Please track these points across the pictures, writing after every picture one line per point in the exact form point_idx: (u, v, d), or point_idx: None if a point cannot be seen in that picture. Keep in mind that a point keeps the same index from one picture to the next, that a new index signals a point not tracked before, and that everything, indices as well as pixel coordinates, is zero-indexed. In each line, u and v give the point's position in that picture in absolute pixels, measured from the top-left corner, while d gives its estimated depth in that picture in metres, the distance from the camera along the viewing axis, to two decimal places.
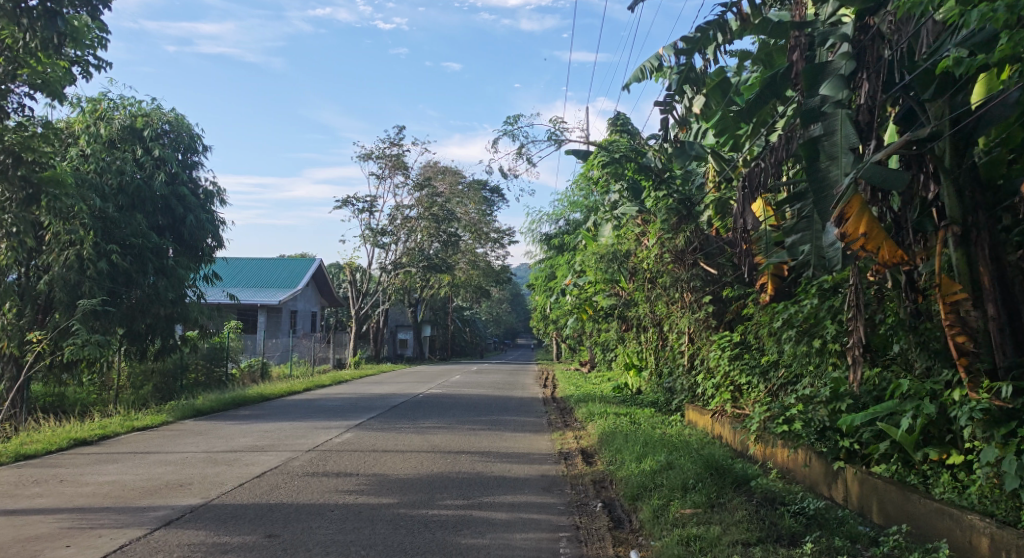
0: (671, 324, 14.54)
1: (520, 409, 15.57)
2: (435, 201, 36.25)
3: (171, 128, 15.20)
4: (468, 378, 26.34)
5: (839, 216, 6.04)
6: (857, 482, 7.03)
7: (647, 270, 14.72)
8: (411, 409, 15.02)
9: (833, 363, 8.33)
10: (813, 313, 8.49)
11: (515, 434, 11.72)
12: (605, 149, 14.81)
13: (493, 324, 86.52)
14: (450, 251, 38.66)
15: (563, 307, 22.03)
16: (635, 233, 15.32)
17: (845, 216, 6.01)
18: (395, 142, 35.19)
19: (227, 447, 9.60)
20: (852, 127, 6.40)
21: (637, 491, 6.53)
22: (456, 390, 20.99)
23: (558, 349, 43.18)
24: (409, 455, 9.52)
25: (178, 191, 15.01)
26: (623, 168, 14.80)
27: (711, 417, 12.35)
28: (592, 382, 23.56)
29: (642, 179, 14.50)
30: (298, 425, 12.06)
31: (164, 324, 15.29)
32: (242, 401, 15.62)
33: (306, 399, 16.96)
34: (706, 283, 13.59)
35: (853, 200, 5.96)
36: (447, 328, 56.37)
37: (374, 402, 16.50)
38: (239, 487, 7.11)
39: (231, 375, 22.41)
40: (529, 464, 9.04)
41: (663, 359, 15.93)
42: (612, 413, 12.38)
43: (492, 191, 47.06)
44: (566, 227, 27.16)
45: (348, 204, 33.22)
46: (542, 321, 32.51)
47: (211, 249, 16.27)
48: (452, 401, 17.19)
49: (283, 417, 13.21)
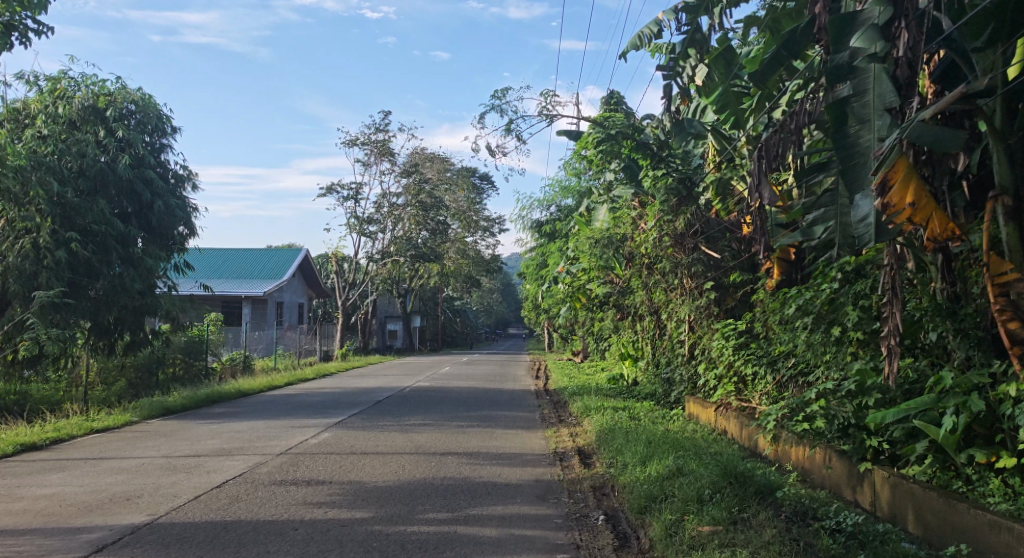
0: (670, 313, 13.77)
1: (511, 402, 14.79)
2: (423, 189, 35.49)
3: (137, 108, 14.31)
4: (458, 369, 25.56)
5: (881, 184, 5.37)
6: (887, 487, 6.26)
7: (644, 255, 13.93)
8: (396, 404, 14.23)
9: (857, 353, 7.55)
10: (834, 298, 7.77)
11: (506, 432, 10.93)
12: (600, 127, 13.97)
13: (484, 313, 85.77)
14: (438, 240, 37.83)
15: (556, 295, 21.25)
16: (631, 216, 14.56)
17: (888, 184, 5.34)
18: (381, 128, 34.31)
19: (191, 451, 8.79)
20: (887, 85, 5.72)
21: (644, 503, 5.77)
22: (444, 383, 20.19)
23: (551, 339, 42.42)
24: (391, 457, 8.72)
25: (145, 174, 14.09)
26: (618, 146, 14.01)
27: (714, 411, 11.59)
28: (586, 373, 22.81)
29: (639, 158, 13.73)
30: (274, 423, 11.24)
31: (132, 317, 14.39)
32: (218, 398, 14.78)
33: (286, 395, 16.14)
34: (708, 269, 12.80)
35: (898, 165, 5.32)
36: (438, 318, 55.53)
37: (357, 397, 15.69)
38: (193, 500, 6.32)
39: (211, 369, 21.54)
40: (521, 466, 8.27)
41: (660, 349, 15.16)
42: (609, 408, 11.61)
43: (481, 179, 46.24)
44: (557, 213, 26.39)
45: (333, 192, 32.29)
46: (534, 310, 31.74)
47: (183, 237, 15.39)
48: (440, 395, 16.37)
49: (259, 414, 12.40)
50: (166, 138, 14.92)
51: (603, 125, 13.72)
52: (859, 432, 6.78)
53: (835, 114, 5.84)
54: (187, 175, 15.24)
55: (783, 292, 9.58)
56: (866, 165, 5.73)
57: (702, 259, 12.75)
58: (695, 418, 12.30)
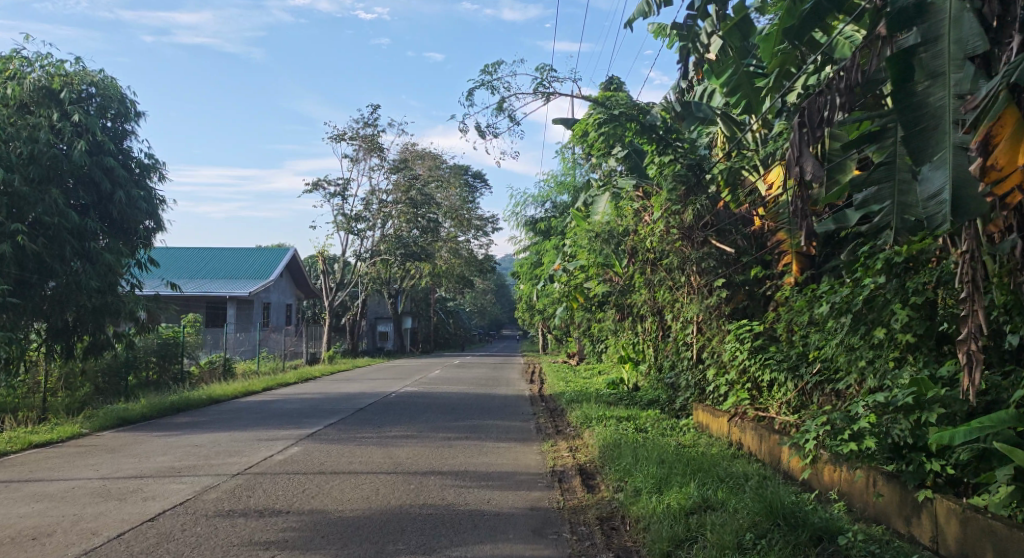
0: (676, 312, 12.69)
1: (504, 410, 13.67)
2: (413, 184, 34.16)
3: (97, 91, 13.21)
4: (448, 372, 24.44)
5: (986, 143, 4.49)
6: (953, 521, 5.17)
7: (649, 250, 12.81)
8: (379, 413, 13.08)
9: (910, 359, 6.48)
10: (877, 296, 6.72)
11: (497, 446, 9.82)
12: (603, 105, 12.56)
13: (478, 315, 84.67)
14: (429, 239, 36.72)
15: (551, 294, 20.12)
16: (634, 208, 13.42)
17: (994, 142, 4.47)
18: (370, 123, 33.24)
19: (135, 471, 7.64)
20: (967, 30, 4.78)
21: (668, 549, 4.72)
22: (434, 387, 19.06)
23: (545, 340, 41.36)
24: (364, 478, 7.59)
25: (103, 162, 12.93)
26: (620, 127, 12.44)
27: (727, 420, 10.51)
28: (582, 376, 21.72)
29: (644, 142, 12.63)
30: (239, 434, 10.11)
31: (92, 317, 13.23)
32: (186, 405, 13.61)
33: (261, 402, 14.96)
34: (721, 265, 11.72)
35: (1006, 118, 4.42)
36: (430, 320, 54.39)
37: (339, 404, 14.56)
38: (115, 539, 5.18)
39: (187, 373, 20.38)
40: (514, 490, 7.15)
41: (664, 352, 14.09)
42: (612, 417, 10.52)
43: (473, 177, 45.13)
44: (552, 210, 25.32)
45: (319, 188, 31.13)
46: (528, 311, 30.66)
47: (149, 231, 14.26)
48: (428, 402, 15.24)
49: (226, 424, 11.26)
50: (130, 123, 13.82)
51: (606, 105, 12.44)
52: (918, 453, 5.68)
53: (898, 69, 4.87)
54: (154, 166, 14.17)
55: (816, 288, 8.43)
56: (939, 128, 4.76)
57: (715, 255, 11.69)
58: (704, 428, 11.20)
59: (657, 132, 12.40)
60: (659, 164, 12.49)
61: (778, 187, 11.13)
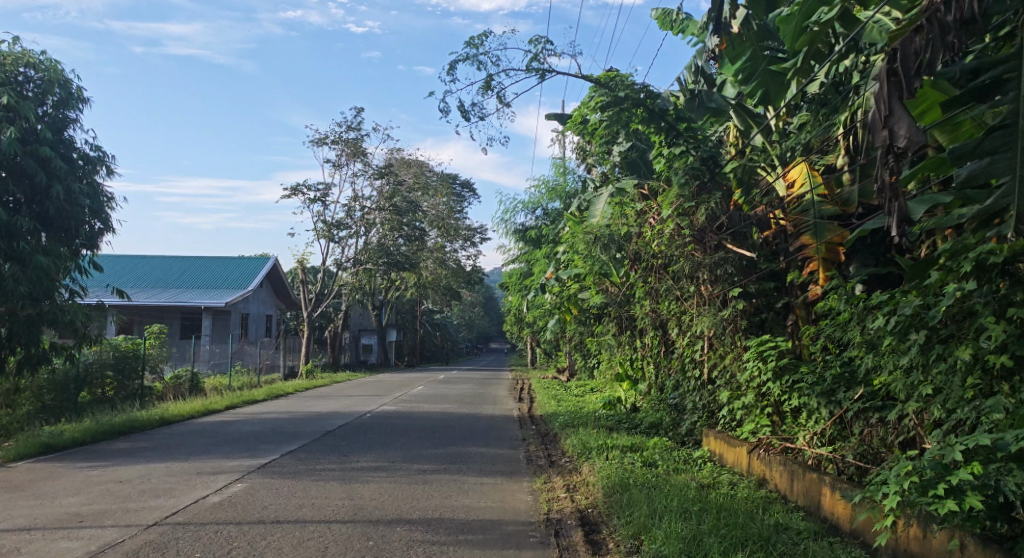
0: (683, 325, 11.29)
1: (490, 434, 12.20)
2: (397, 191, 32.63)
3: (36, 73, 11.78)
4: (431, 389, 22.93)
5: None
6: None
7: (654, 256, 11.45)
8: (348, 437, 11.59)
9: (1006, 388, 5.23)
10: (965, 312, 5.43)
11: (479, 481, 8.32)
12: (606, 85, 10.85)
13: (466, 328, 83.09)
14: (415, 248, 35.25)
15: (542, 306, 18.67)
16: (636, 209, 12.01)
17: None
18: (353, 127, 31.84)
19: (28, 519, 6.15)
20: None
21: None
22: (414, 407, 17.54)
23: (535, 354, 39.81)
24: (313, 529, 6.06)
25: (37, 152, 11.48)
26: (625, 113, 10.84)
27: (743, 453, 9.09)
28: (573, 394, 20.26)
29: (650, 131, 11.12)
30: (176, 467, 8.61)
31: (25, 328, 11.79)
32: (130, 427, 12.11)
33: (219, 423, 13.42)
34: (737, 272, 10.33)
35: None
36: (416, 332, 52.85)
37: (305, 426, 13.06)
38: None
39: (146, 390, 18.83)
40: (501, 549, 5.65)
41: (666, 369, 12.73)
42: (614, 448, 9.11)
43: (461, 186, 43.71)
44: (543, 217, 23.91)
45: (299, 193, 29.55)
46: (517, 324, 29.22)
47: (95, 231, 12.81)
48: (406, 423, 13.75)
49: (168, 453, 9.76)
50: (74, 110, 12.37)
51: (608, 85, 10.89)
52: None
53: None
54: (100, 160, 12.73)
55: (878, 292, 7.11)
56: None
57: (733, 258, 10.30)
58: (716, 458, 9.77)
59: (666, 119, 11.00)
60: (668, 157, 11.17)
61: (801, 184, 9.92)
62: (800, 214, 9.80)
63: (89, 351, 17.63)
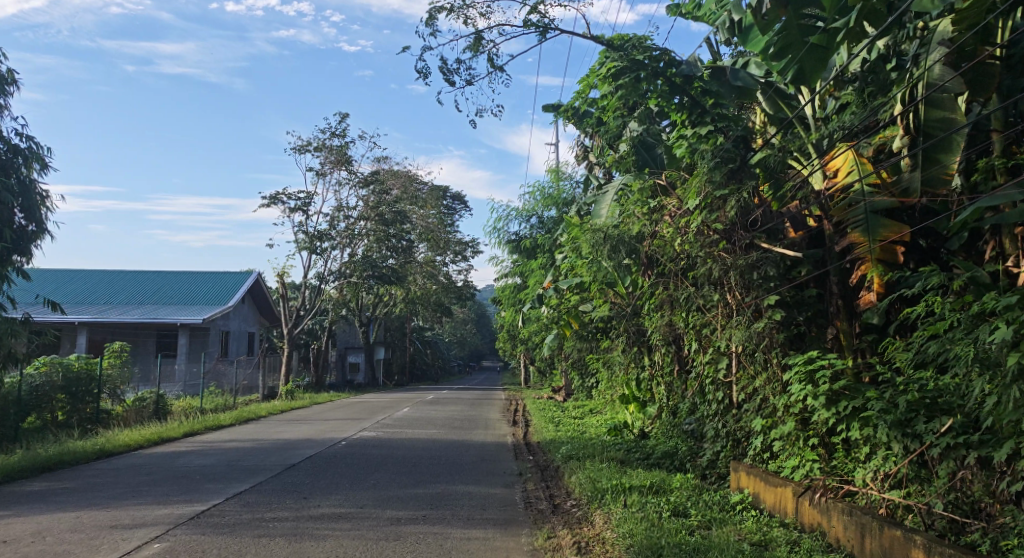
0: (704, 340, 9.69)
1: (481, 467, 10.53)
2: (383, 200, 30.80)
3: None
4: (417, 411, 21.18)
5: None
6: None
7: (673, 260, 9.86)
8: (315, 472, 9.92)
9: None
10: None
11: (466, 536, 6.64)
12: (618, 49, 9.08)
13: (458, 345, 81.31)
14: (403, 262, 33.57)
15: (539, 319, 17.06)
16: (649, 205, 10.46)
17: None
18: (337, 133, 30.21)
19: None
20: None
21: None
22: (399, 432, 15.81)
23: (528, 371, 38.08)
24: None
25: None
26: (644, 84, 9.04)
27: (777, 492, 7.29)
28: (571, 416, 18.58)
29: (668, 107, 9.40)
30: (88, 518, 6.93)
31: None
32: (61, 461, 10.41)
33: (170, 454, 11.72)
34: (775, 277, 8.74)
35: None
36: (406, 350, 51.08)
37: (269, 458, 11.36)
38: None
39: (102, 413, 17.08)
40: None
41: (682, 390, 11.09)
42: (632, 491, 7.46)
43: (452, 199, 42.10)
44: (538, 226, 22.29)
45: (278, 203, 27.81)
46: (510, 341, 27.50)
47: (25, 234, 11.15)
48: (385, 453, 12.07)
49: (89, 497, 8.09)
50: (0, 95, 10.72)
51: (621, 49, 9.10)
52: None
53: None
54: (36, 153, 11.08)
55: (992, 296, 5.51)
56: None
57: (774, 258, 8.73)
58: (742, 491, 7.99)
59: (690, 92, 9.26)
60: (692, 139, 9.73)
61: (848, 173, 8.43)
62: (848, 206, 8.23)
63: (38, 371, 15.92)
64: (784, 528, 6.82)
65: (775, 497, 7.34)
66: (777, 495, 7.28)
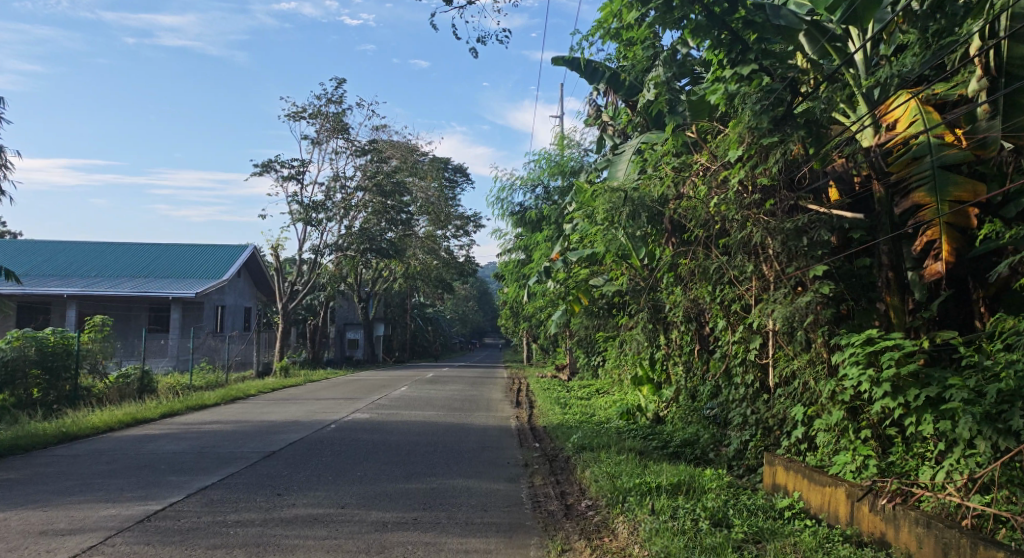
0: (735, 316, 8.60)
1: (483, 456, 9.46)
2: (381, 169, 29.47)
3: None
4: (416, 390, 20.12)
5: None
6: None
7: (700, 226, 8.74)
8: (296, 461, 8.86)
9: None
10: None
11: (463, 547, 5.53)
12: None
13: (459, 323, 80.18)
14: (402, 235, 32.38)
15: (546, 294, 15.94)
16: (674, 163, 9.29)
17: None
18: (333, 100, 28.88)
19: None
20: None
21: None
22: (395, 413, 14.75)
23: (531, 349, 36.96)
24: None
25: None
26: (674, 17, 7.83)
27: (829, 492, 6.11)
28: (578, 397, 17.50)
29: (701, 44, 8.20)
30: (16, 522, 5.86)
31: None
32: (15, 447, 9.34)
33: (141, 438, 10.67)
34: (824, 244, 7.60)
35: None
36: (407, 326, 50.03)
37: (249, 444, 10.30)
38: None
39: (79, 391, 16.01)
40: None
41: (704, 372, 10.02)
42: (661, 493, 6.37)
43: (453, 170, 40.80)
44: (543, 198, 21.06)
45: (271, 171, 26.57)
46: (512, 316, 26.33)
47: None
48: (378, 437, 11.04)
49: (31, 492, 7.03)
50: None
51: None
52: None
53: None
54: None
55: None
56: None
57: (828, 221, 7.59)
58: (782, 491, 6.83)
59: (731, 26, 7.92)
60: (729, 84, 8.49)
61: (912, 124, 7.26)
62: (915, 161, 7.08)
63: (10, 346, 14.84)
64: (842, 537, 5.71)
65: (824, 498, 6.19)
66: (828, 496, 6.13)
